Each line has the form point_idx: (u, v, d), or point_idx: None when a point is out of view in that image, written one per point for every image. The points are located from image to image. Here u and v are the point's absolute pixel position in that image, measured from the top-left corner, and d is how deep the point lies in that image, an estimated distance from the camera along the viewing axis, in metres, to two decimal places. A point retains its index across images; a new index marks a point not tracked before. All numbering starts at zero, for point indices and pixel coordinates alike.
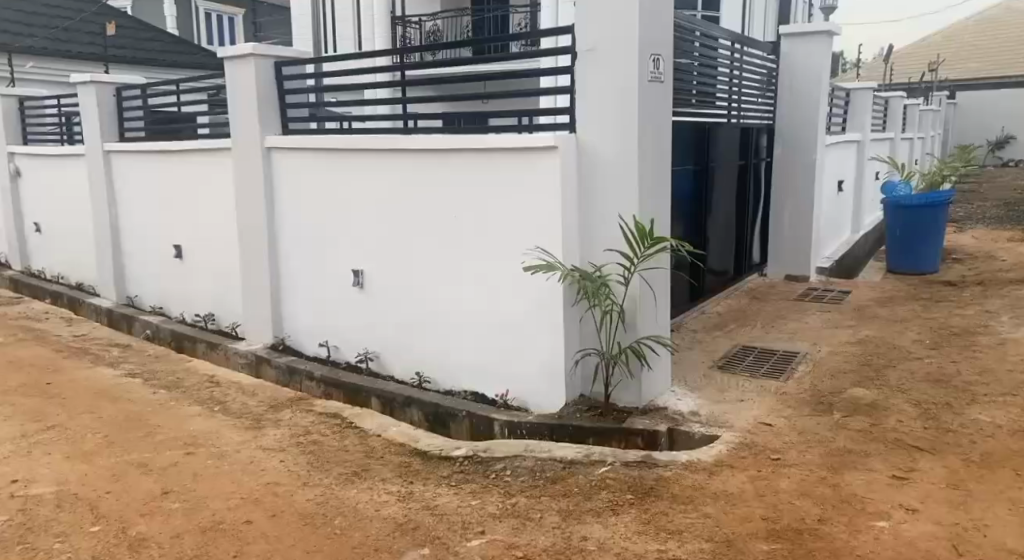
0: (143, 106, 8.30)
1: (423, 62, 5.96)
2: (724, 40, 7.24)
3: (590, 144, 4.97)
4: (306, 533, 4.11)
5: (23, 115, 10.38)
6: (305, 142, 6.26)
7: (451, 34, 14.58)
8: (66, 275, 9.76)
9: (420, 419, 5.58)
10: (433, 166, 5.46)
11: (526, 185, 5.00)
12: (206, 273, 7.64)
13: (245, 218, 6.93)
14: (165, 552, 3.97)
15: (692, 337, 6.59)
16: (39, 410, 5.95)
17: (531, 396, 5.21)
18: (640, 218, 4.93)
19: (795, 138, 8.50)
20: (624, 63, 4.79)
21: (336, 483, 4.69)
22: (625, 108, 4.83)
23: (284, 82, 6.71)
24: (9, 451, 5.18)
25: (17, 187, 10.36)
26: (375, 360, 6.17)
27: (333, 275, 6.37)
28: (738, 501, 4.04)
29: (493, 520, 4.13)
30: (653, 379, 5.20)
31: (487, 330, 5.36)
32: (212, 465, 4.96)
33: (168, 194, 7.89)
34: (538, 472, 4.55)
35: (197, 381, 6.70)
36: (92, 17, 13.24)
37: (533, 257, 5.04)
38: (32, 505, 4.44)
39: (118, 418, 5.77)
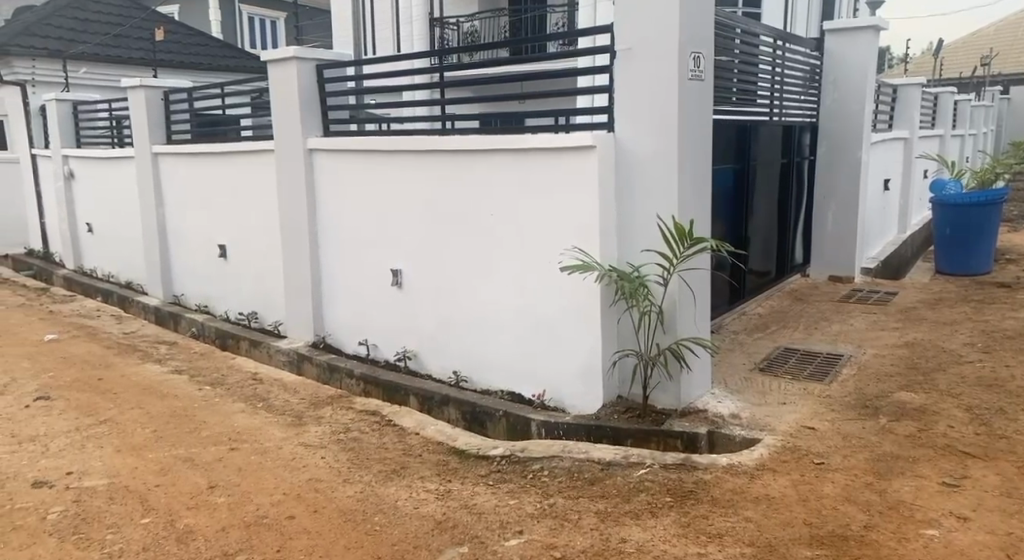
0: (190, 109, 8.48)
1: (462, 65, 5.98)
2: (765, 36, 7.16)
3: (628, 144, 4.95)
4: (347, 529, 4.17)
5: (76, 118, 10.66)
6: (345, 144, 6.34)
7: (489, 35, 14.64)
8: (116, 274, 10.02)
9: (457, 417, 5.62)
10: (470, 167, 5.49)
11: (563, 185, 5.00)
12: (249, 272, 7.77)
13: (287, 218, 7.04)
14: (211, 545, 4.05)
15: (733, 339, 6.53)
16: (91, 404, 6.12)
17: (568, 396, 5.21)
18: (680, 218, 4.89)
19: (839, 136, 8.36)
20: (663, 61, 4.77)
21: (376, 480, 4.74)
22: (664, 107, 4.79)
23: (325, 85, 6.80)
24: (62, 444, 5.34)
25: (69, 189, 10.63)
26: (413, 359, 6.23)
27: (373, 274, 6.43)
28: (780, 506, 3.99)
29: (531, 520, 4.14)
30: (693, 381, 5.15)
31: (524, 330, 5.38)
32: (256, 461, 5.06)
33: (212, 195, 8.06)
34: (576, 473, 4.55)
35: (240, 378, 6.82)
36: (141, 23, 13.52)
37: (570, 257, 5.04)
38: (85, 497, 4.58)
39: (165, 414, 5.91)
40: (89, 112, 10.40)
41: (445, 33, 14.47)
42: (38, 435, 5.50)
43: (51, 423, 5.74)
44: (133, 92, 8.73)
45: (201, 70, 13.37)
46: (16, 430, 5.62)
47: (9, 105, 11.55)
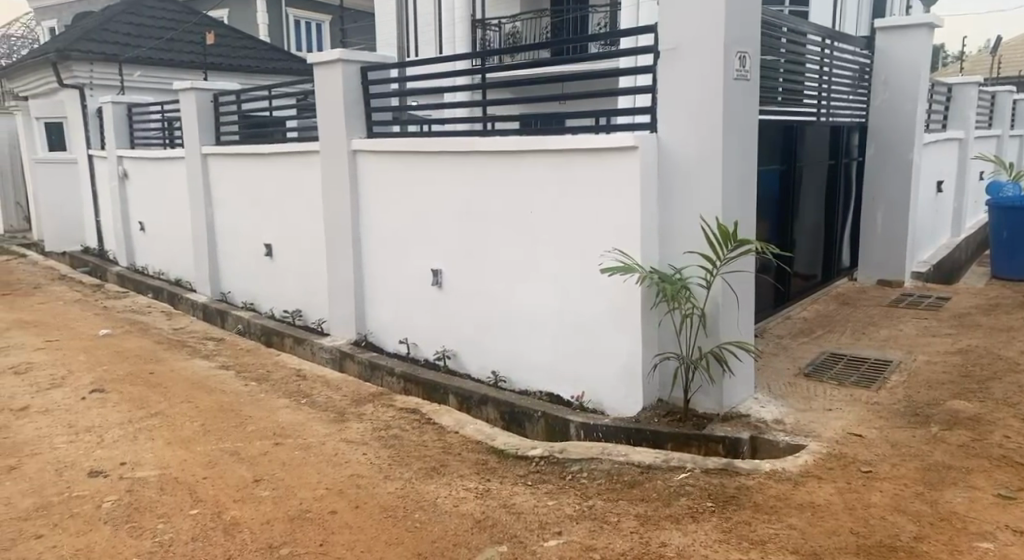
0: (238, 111, 8.64)
1: (504, 66, 5.99)
2: (813, 35, 7.05)
3: (671, 144, 4.91)
4: (388, 526, 4.21)
5: (130, 119, 10.94)
6: (387, 144, 6.41)
7: (530, 35, 14.72)
8: (166, 272, 10.25)
9: (496, 417, 5.64)
10: (511, 168, 5.51)
11: (603, 185, 4.99)
12: (294, 271, 7.89)
13: (331, 217, 7.14)
14: (256, 537, 4.12)
15: (776, 343, 6.44)
16: (142, 397, 6.27)
17: (607, 398, 5.19)
18: (724, 220, 4.83)
19: (889, 137, 8.19)
20: (707, 61, 4.72)
21: (417, 478, 4.78)
22: (708, 107, 4.75)
23: (369, 86, 6.87)
24: (115, 436, 5.48)
25: (123, 188, 10.91)
26: (452, 358, 6.26)
27: (413, 273, 6.49)
28: (825, 514, 3.92)
29: (570, 522, 4.14)
30: (735, 386, 5.09)
31: (564, 331, 5.37)
32: (299, 456, 5.13)
33: (259, 195, 8.20)
34: (615, 476, 4.54)
35: (284, 374, 6.92)
36: (193, 27, 13.80)
37: (610, 258, 5.03)
38: (137, 487, 4.69)
39: (212, 408, 6.02)
40: (143, 114, 10.66)
41: (487, 35, 14.65)
42: (92, 427, 5.65)
43: (106, 415, 5.89)
44: (185, 95, 8.91)
45: (252, 72, 13.61)
46: (72, 420, 5.79)
47: (68, 107, 11.90)
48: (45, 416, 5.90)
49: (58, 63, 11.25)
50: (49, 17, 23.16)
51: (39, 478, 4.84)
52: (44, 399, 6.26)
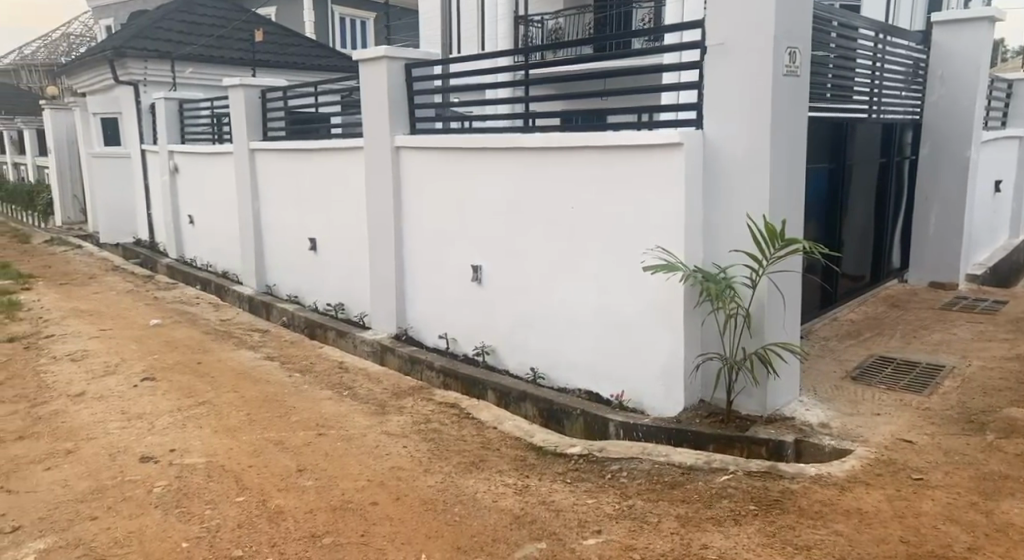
0: (285, 107, 8.75)
1: (547, 62, 5.97)
2: (865, 30, 6.91)
3: (717, 142, 4.85)
4: (428, 519, 4.23)
5: (181, 115, 11.16)
6: (430, 141, 6.44)
7: (573, 32, 14.64)
8: (214, 264, 10.44)
9: (534, 414, 5.63)
10: (553, 165, 5.49)
11: (646, 184, 4.94)
12: (337, 265, 7.98)
13: (374, 213, 7.20)
14: (299, 526, 4.17)
15: (822, 345, 6.33)
16: (191, 386, 6.40)
17: (648, 398, 5.14)
18: (771, 218, 4.75)
19: (945, 135, 7.98)
20: (757, 57, 4.65)
21: (457, 472, 4.79)
22: (756, 105, 4.67)
23: (413, 83, 6.91)
24: (165, 423, 5.60)
25: (174, 182, 11.14)
26: (491, 354, 6.27)
27: (454, 268, 6.52)
28: (873, 521, 3.85)
29: (609, 521, 4.12)
30: (780, 388, 5.01)
31: (604, 329, 5.34)
32: (342, 447, 5.19)
33: (304, 189, 8.30)
34: (656, 476, 4.50)
35: (327, 366, 7.01)
36: (243, 25, 14.02)
37: (653, 256, 4.98)
38: (186, 473, 4.79)
39: (258, 398, 6.12)
40: (194, 110, 10.87)
41: (530, 31, 14.57)
42: (144, 413, 5.78)
43: (156, 402, 6.03)
44: (234, 91, 9.05)
45: (299, 69, 13.77)
46: (125, 407, 5.93)
47: (123, 103, 12.19)
48: (99, 402, 6.05)
49: (115, 61, 11.55)
50: (105, 17, 23.79)
51: (94, 462, 4.97)
52: (98, 385, 6.42)
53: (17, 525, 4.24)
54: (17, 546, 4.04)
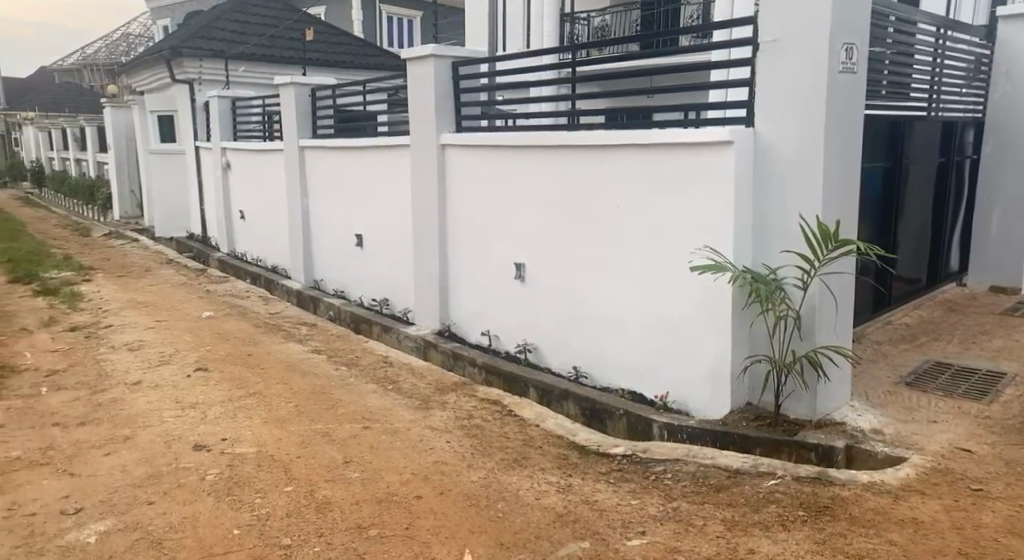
0: (334, 105, 8.85)
1: (593, 59, 5.94)
2: (925, 25, 6.75)
3: (768, 140, 4.76)
4: (472, 514, 4.24)
5: (234, 113, 11.36)
6: (476, 139, 6.45)
7: (620, 30, 14.59)
8: (264, 259, 10.62)
9: (576, 413, 5.61)
10: (599, 163, 5.46)
11: (694, 183, 4.89)
12: (383, 261, 8.05)
13: (419, 209, 7.24)
14: (346, 517, 4.22)
15: (875, 349, 6.19)
16: (241, 377, 6.52)
17: (693, 399, 5.09)
18: (824, 219, 4.66)
19: (1008, 134, 7.75)
20: (812, 54, 4.56)
21: (499, 468, 4.80)
22: (810, 103, 4.59)
23: (460, 81, 6.93)
24: (217, 412, 5.71)
25: (226, 178, 11.35)
26: (533, 352, 6.27)
27: (497, 266, 6.53)
28: (929, 531, 3.76)
29: (653, 522, 4.08)
30: (830, 392, 4.91)
31: (648, 329, 5.30)
32: (387, 440, 5.24)
33: (351, 186, 8.39)
34: (701, 479, 4.46)
35: (372, 360, 7.08)
36: (294, 24, 14.21)
37: (701, 256, 4.92)
38: (237, 462, 4.88)
39: (306, 390, 6.21)
40: (246, 108, 11.06)
41: (576, 29, 14.58)
42: (197, 403, 5.91)
43: (209, 392, 6.15)
44: (285, 89, 9.19)
45: (347, 67, 13.93)
46: (178, 396, 6.06)
47: (179, 101, 12.47)
48: (154, 391, 6.20)
49: (171, 59, 11.84)
50: (162, 18, 24.39)
51: (150, 448, 5.10)
52: (153, 374, 6.58)
53: (79, 506, 4.35)
54: (79, 527, 4.15)
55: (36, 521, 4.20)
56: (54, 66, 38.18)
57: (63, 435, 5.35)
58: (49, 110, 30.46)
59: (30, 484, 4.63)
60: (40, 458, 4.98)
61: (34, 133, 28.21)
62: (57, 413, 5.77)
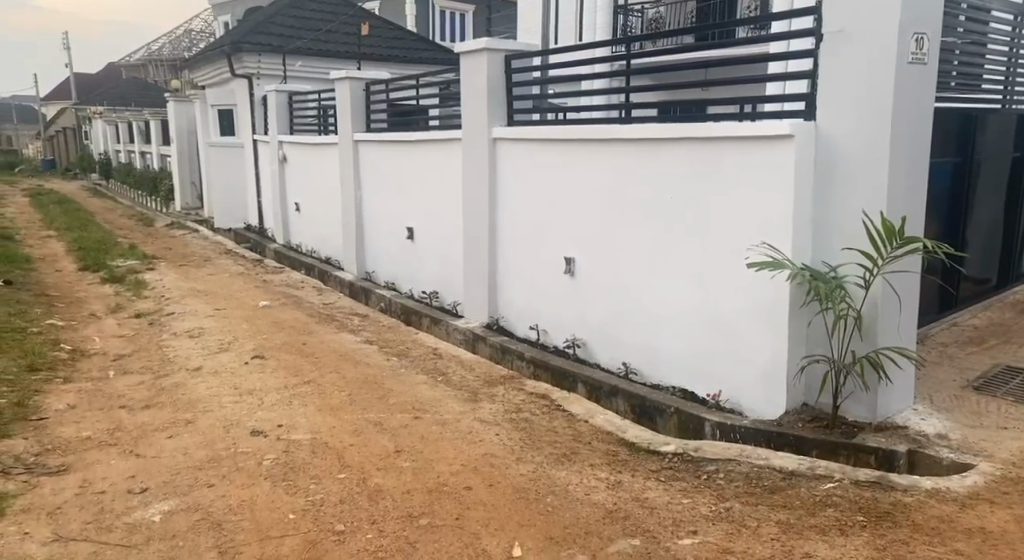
0: (387, 100, 8.91)
1: (648, 52, 5.85)
2: (999, 14, 6.62)
3: (830, 134, 4.64)
4: (522, 507, 4.23)
5: (290, 107, 11.51)
6: (528, 132, 6.42)
7: (674, 22, 13.82)
8: (317, 250, 10.77)
9: (626, 410, 5.56)
10: (653, 157, 5.39)
11: (752, 178, 4.79)
12: (433, 254, 8.08)
13: (470, 202, 7.25)
14: (397, 506, 4.24)
15: (940, 351, 6.00)
16: (297, 365, 6.62)
17: (746, 399, 5.00)
18: (888, 216, 4.52)
19: None
20: (880, 45, 4.41)
21: (548, 462, 4.78)
22: (875, 95, 4.45)
23: (512, 75, 6.90)
24: (274, 399, 5.80)
25: (282, 171, 11.52)
26: (581, 348, 6.24)
27: (546, 260, 6.51)
28: (998, 542, 3.62)
29: (705, 522, 4.02)
30: (892, 394, 4.77)
31: (700, 326, 5.23)
32: (437, 431, 5.25)
33: (402, 179, 8.44)
34: (754, 480, 4.37)
35: (421, 351, 7.12)
36: (349, 19, 14.33)
37: (758, 253, 4.82)
38: (292, 448, 4.95)
39: (359, 380, 6.27)
40: (302, 102, 11.21)
41: (628, 21, 14.06)
42: (254, 389, 6.01)
43: (265, 379, 6.25)
44: (341, 84, 9.28)
45: (401, 62, 14.00)
46: (237, 383, 6.17)
47: (238, 95, 12.71)
48: (214, 377, 6.33)
49: (231, 55, 12.06)
50: (224, 14, 24.86)
51: (210, 433, 5.20)
52: (212, 361, 6.72)
53: (144, 486, 4.46)
54: (145, 506, 4.25)
55: (105, 499, 4.32)
56: (121, 62, 39.24)
57: (129, 417, 5.50)
58: (117, 104, 31.33)
59: (99, 463, 4.76)
60: (108, 439, 5.13)
61: (102, 127, 29.05)
62: (124, 396, 5.93)
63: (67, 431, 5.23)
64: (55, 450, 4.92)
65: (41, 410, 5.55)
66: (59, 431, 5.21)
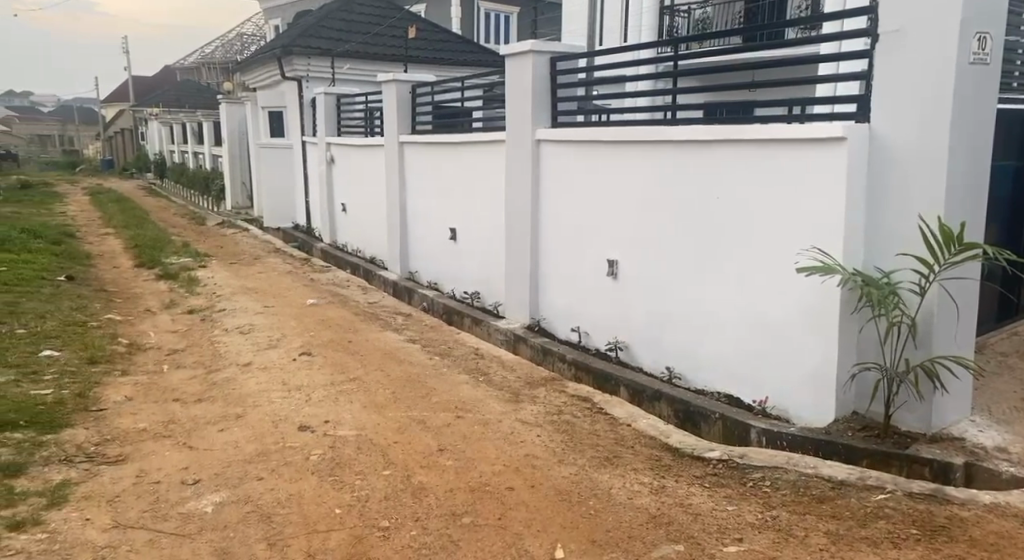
0: (433, 102, 8.95)
1: (697, 53, 5.78)
2: None
3: (885, 136, 4.53)
4: (564, 509, 4.20)
5: (338, 109, 11.63)
6: (572, 134, 6.39)
7: (722, 22, 13.65)
8: (363, 249, 10.87)
9: (670, 414, 5.49)
10: (699, 159, 5.32)
11: (802, 181, 4.70)
12: (476, 255, 8.09)
13: (513, 203, 7.24)
14: (441, 504, 4.25)
15: (999, 361, 5.81)
16: (343, 362, 6.68)
17: (794, 406, 4.90)
18: (946, 220, 4.40)
19: None
20: (939, 45, 4.30)
21: (590, 465, 4.75)
22: (934, 97, 4.33)
23: (557, 76, 6.87)
24: (321, 395, 5.86)
25: (330, 172, 11.66)
26: (624, 351, 6.19)
27: (589, 262, 6.47)
28: None
29: (751, 530, 3.95)
30: (947, 405, 4.63)
31: (747, 331, 5.14)
32: (480, 431, 5.25)
33: (446, 180, 8.48)
34: (802, 489, 4.28)
35: (464, 351, 7.13)
36: (397, 23, 14.45)
37: (807, 257, 4.72)
38: (338, 444, 4.99)
39: (403, 378, 6.30)
40: (350, 105, 11.33)
41: (675, 22, 13.85)
42: (302, 385, 6.09)
43: (312, 375, 6.33)
44: (388, 86, 9.36)
45: (448, 64, 14.07)
46: (285, 378, 6.25)
47: (288, 97, 12.91)
48: (263, 372, 6.42)
49: (282, 58, 12.25)
50: (275, 17, 25.26)
51: (259, 427, 5.27)
52: (262, 357, 6.82)
53: (197, 478, 4.54)
54: (197, 497, 4.32)
55: (160, 488, 4.40)
56: (175, 64, 40.18)
57: (182, 410, 5.61)
58: (171, 105, 32.04)
59: (154, 454, 4.86)
60: (162, 430, 5.23)
61: (158, 128, 29.77)
62: (177, 389, 6.05)
63: (124, 422, 5.34)
64: (113, 440, 5.04)
65: (100, 401, 5.68)
66: (117, 422, 5.33)
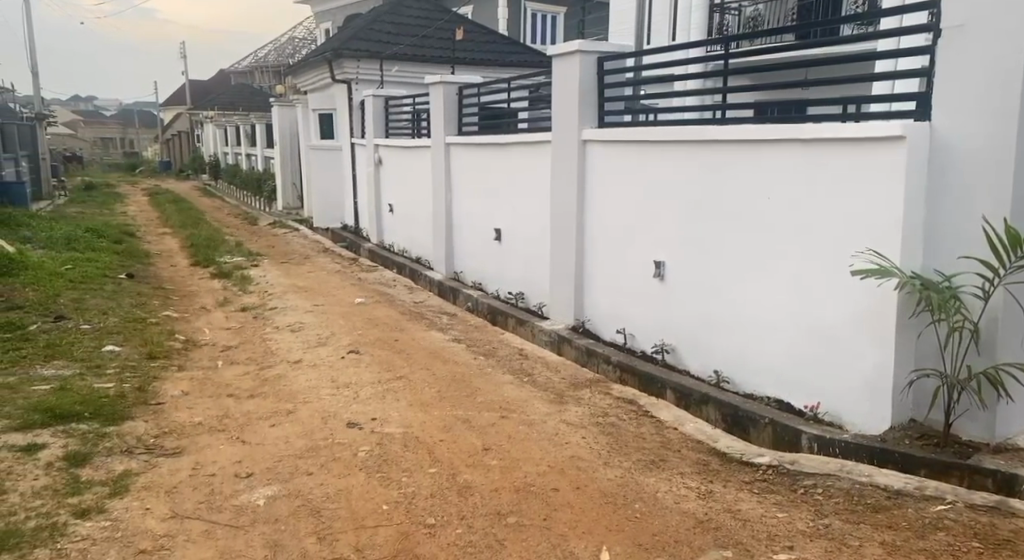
0: (479, 103, 8.95)
1: (747, 53, 5.68)
2: None
3: (946, 135, 4.37)
4: (610, 511, 4.15)
5: (387, 111, 11.73)
6: (620, 134, 6.33)
7: (774, 19, 13.44)
8: (409, 250, 10.93)
9: (717, 419, 5.38)
10: (750, 159, 5.22)
11: (859, 181, 4.57)
12: (520, 256, 8.07)
13: (558, 203, 7.20)
14: (486, 503, 4.22)
15: None
16: (390, 361, 6.71)
17: (847, 412, 4.77)
18: (1012, 223, 4.22)
19: None
20: (1005, 40, 4.14)
21: (636, 468, 4.69)
22: (999, 94, 4.17)
23: (605, 77, 6.80)
24: (368, 393, 5.89)
25: (378, 173, 11.75)
26: (671, 353, 6.10)
27: (635, 264, 6.39)
28: None
29: (803, 538, 3.86)
30: (1011, 414, 4.44)
31: (799, 335, 5.02)
32: (525, 431, 5.22)
33: (491, 181, 8.47)
34: (856, 497, 4.16)
35: (508, 352, 7.11)
36: (445, 25, 14.52)
37: (863, 259, 4.59)
38: (385, 441, 5.01)
39: (449, 377, 6.31)
40: (398, 107, 11.42)
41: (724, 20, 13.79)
42: (350, 383, 6.13)
43: (360, 373, 6.37)
44: (435, 88, 9.40)
45: (494, 65, 14.08)
46: (334, 376, 6.30)
47: (338, 99, 13.06)
48: (313, 369, 6.48)
49: (333, 61, 12.39)
50: (326, 21, 25.63)
51: (309, 423, 5.32)
52: (312, 354, 6.89)
53: (250, 471, 4.59)
54: (250, 490, 4.37)
55: (215, 481, 4.46)
56: (229, 69, 41.08)
57: (235, 405, 5.69)
58: (227, 109, 32.67)
59: (209, 447, 4.93)
60: (217, 425, 5.30)
61: (215, 132, 30.49)
62: (231, 385, 6.14)
63: (181, 416, 5.44)
64: (171, 433, 5.12)
65: (159, 395, 5.79)
66: (174, 415, 5.43)
